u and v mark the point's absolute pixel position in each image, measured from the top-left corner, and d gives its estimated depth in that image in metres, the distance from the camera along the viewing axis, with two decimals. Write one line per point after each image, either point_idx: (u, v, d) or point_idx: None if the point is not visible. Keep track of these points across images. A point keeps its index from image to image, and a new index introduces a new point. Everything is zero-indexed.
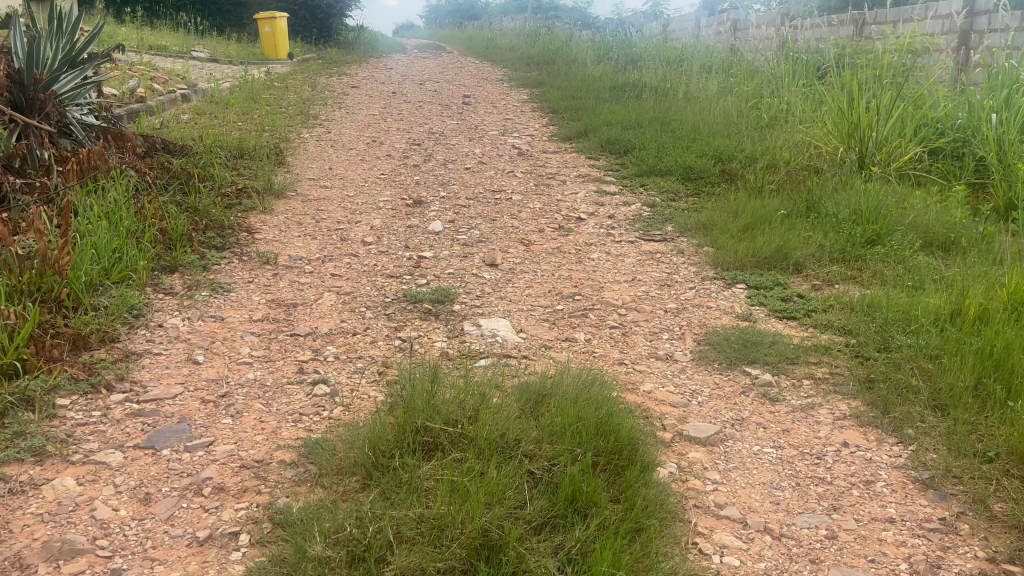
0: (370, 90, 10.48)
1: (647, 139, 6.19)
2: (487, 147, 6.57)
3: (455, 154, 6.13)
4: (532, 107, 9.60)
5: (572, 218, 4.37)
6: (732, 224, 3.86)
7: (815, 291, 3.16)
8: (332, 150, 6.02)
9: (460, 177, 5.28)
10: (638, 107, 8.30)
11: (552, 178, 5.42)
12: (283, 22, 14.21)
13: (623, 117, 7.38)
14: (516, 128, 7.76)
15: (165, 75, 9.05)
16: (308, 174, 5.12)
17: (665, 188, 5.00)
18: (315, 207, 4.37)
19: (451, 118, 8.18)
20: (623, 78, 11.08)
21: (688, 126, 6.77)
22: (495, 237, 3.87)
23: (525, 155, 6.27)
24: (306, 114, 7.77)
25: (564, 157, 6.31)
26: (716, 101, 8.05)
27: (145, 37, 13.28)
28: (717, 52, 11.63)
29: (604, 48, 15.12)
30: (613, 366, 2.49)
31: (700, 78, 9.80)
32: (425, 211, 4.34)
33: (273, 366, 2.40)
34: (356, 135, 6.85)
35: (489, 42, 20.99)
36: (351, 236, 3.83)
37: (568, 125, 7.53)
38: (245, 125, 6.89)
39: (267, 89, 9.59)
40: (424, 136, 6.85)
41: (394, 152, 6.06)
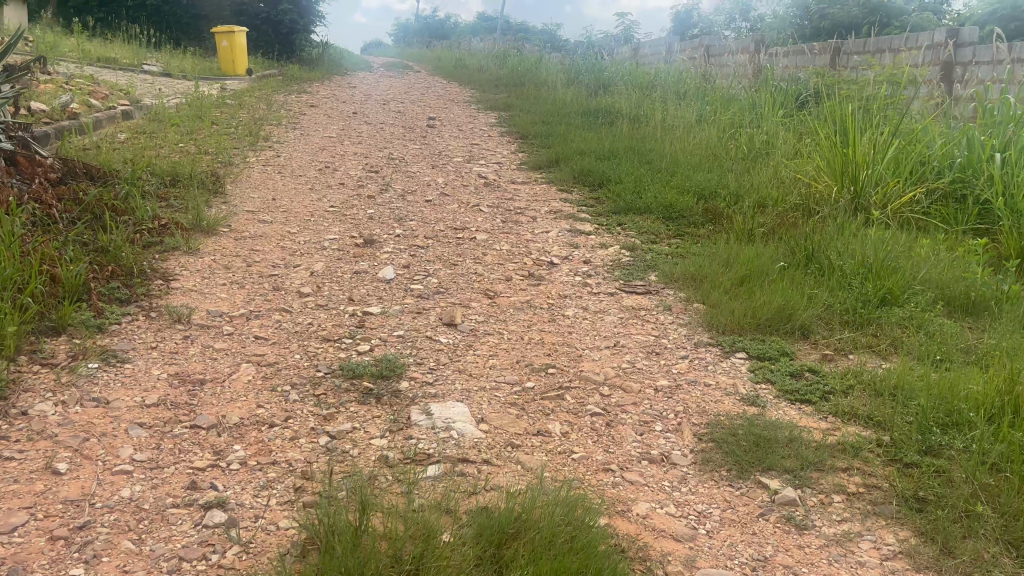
0: (330, 110, 9.96)
1: (623, 172, 5.75)
2: (451, 175, 6.06)
3: (415, 183, 5.61)
4: (501, 132, 9.13)
5: (542, 263, 3.88)
6: (725, 276, 3.41)
7: (827, 367, 2.71)
8: (280, 177, 5.48)
9: (419, 211, 4.77)
10: (612, 135, 7.88)
11: (521, 214, 4.93)
12: (242, 37, 13.66)
13: (596, 147, 6.96)
14: (483, 154, 7.28)
15: (107, 90, 8.44)
16: (247, 206, 4.57)
17: (644, 228, 4.54)
18: (249, 246, 3.81)
19: (414, 142, 7.69)
20: (596, 104, 10.69)
21: (667, 159, 6.35)
22: (456, 286, 3.36)
23: (491, 186, 5.78)
24: (257, 136, 7.21)
25: (533, 189, 5.84)
26: (695, 131, 7.66)
27: (94, 49, 12.64)
28: (693, 77, 11.31)
29: (575, 72, 14.78)
30: (596, 475, 1.98)
31: (676, 105, 9.45)
32: (377, 252, 3.81)
33: (157, 479, 1.86)
34: (308, 159, 6.32)
35: (458, 62, 20.61)
36: (287, 283, 3.29)
37: (538, 154, 7.08)
38: (186, 147, 6.33)
39: (218, 107, 9.03)
40: (382, 163, 6.35)
41: (347, 180, 5.53)
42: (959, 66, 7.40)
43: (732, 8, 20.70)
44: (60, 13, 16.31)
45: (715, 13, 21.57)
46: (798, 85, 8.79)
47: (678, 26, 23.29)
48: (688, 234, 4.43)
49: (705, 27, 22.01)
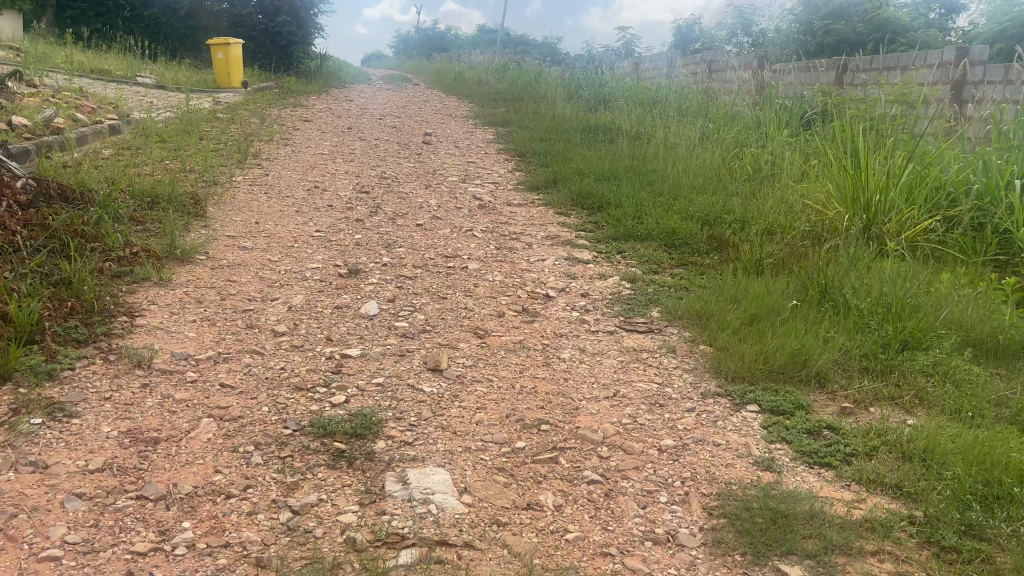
0: (324, 125, 9.76)
1: (624, 195, 5.54)
2: (445, 196, 5.84)
3: (407, 205, 5.39)
4: (498, 149, 8.92)
5: (537, 296, 3.65)
6: (733, 315, 3.19)
7: (847, 422, 2.48)
8: (266, 198, 5.25)
9: (409, 237, 4.54)
10: (613, 154, 7.67)
11: (516, 240, 4.70)
12: (238, 49, 13.46)
13: (596, 167, 6.75)
14: (479, 173, 7.07)
15: (95, 104, 8.21)
16: (229, 231, 4.34)
17: (646, 257, 4.32)
18: (226, 276, 3.58)
19: (408, 160, 7.49)
20: (596, 120, 10.50)
21: (669, 181, 6.13)
22: (443, 324, 3.13)
23: (487, 209, 5.56)
24: (246, 153, 6.98)
25: (530, 211, 5.61)
26: (698, 151, 7.45)
27: (87, 60, 12.44)
28: (695, 94, 11.12)
29: (574, 87, 14.61)
30: (594, 562, 1.74)
31: (677, 123, 9.26)
32: (362, 283, 3.58)
33: (88, 567, 1.61)
34: (298, 178, 6.10)
35: (457, 76, 20.48)
36: (263, 320, 3.06)
37: (536, 174, 6.88)
38: (171, 165, 6.11)
39: (209, 121, 8.81)
40: (374, 182, 6.13)
41: (336, 202, 5.31)
42: (969, 86, 7.21)
43: (734, 23, 20.58)
44: (56, 23, 16.17)
45: (716, 28, 21.45)
46: (803, 103, 8.60)
47: (679, 40, 23.18)
48: (692, 264, 4.21)
49: (705, 42, 21.88)
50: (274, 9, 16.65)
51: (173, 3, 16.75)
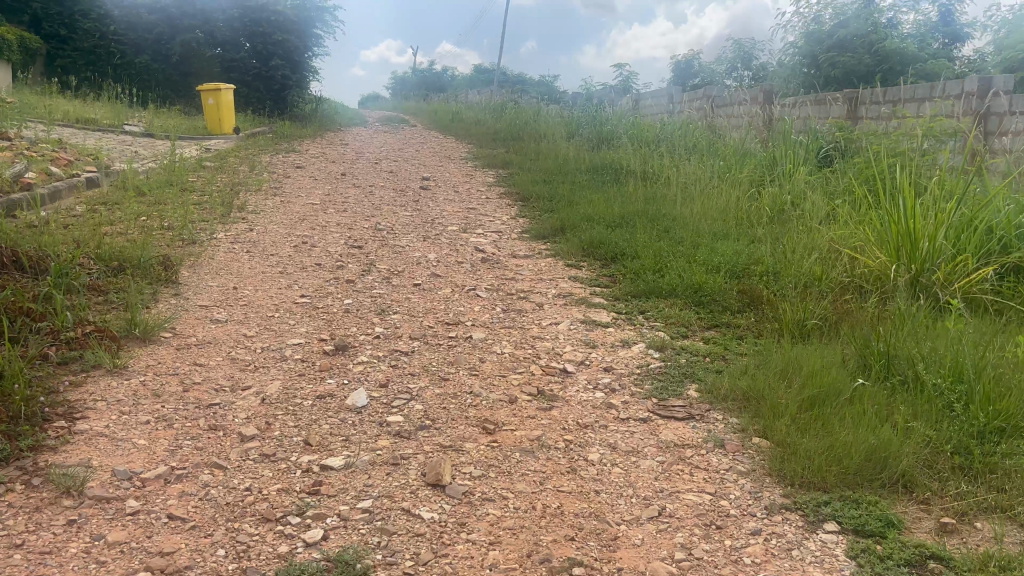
0: (317, 171, 9.35)
1: (639, 244, 5.08)
2: (444, 249, 5.38)
3: (403, 261, 4.93)
4: (500, 193, 8.49)
5: (553, 369, 3.15)
6: (788, 399, 2.69)
7: (954, 547, 1.97)
8: (248, 257, 4.80)
9: (406, 299, 4.07)
10: (623, 198, 7.22)
11: (525, 299, 4.22)
12: (229, 95, 13.16)
13: (605, 213, 6.32)
14: (480, 221, 6.62)
15: (73, 156, 7.81)
16: (202, 300, 3.87)
17: (672, 319, 3.83)
18: (193, 358, 3.09)
19: (404, 208, 7.05)
20: (601, 159, 10.09)
21: (687, 227, 5.68)
22: (446, 416, 2.63)
23: (490, 262, 5.09)
24: (231, 205, 6.54)
25: (537, 264, 5.15)
26: (712, 193, 7.02)
27: (74, 110, 12.11)
28: (702, 132, 10.73)
29: (574, 125, 14.30)
30: None
31: (686, 162, 8.86)
32: (350, 362, 3.09)
33: None
34: (285, 232, 5.65)
35: (455, 116, 20.22)
36: (231, 420, 2.57)
37: (541, 221, 6.44)
38: (148, 221, 5.66)
39: (196, 172, 8.41)
40: (368, 235, 5.67)
41: (325, 260, 4.85)
42: (995, 116, 6.79)
43: (733, 58, 20.38)
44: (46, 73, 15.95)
45: (715, 63, 21.26)
46: (820, 139, 8.17)
47: (678, 76, 23.01)
48: (725, 328, 3.73)
49: (704, 77, 21.69)
50: (268, 53, 16.40)
51: (165, 50, 16.53)
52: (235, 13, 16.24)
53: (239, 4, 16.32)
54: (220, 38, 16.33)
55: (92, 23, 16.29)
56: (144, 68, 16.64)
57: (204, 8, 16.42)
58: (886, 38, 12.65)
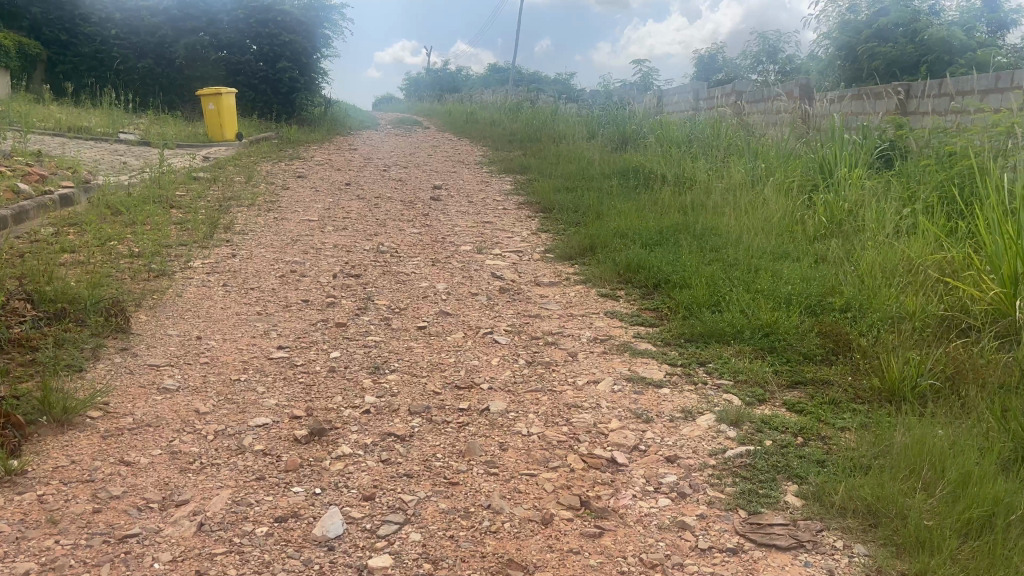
0: (320, 181, 8.63)
1: (686, 267, 4.31)
2: (457, 277, 4.60)
3: (409, 294, 4.15)
4: (518, 203, 7.72)
5: (598, 459, 2.36)
6: (938, 521, 1.89)
7: None
8: (224, 294, 4.03)
9: (407, 350, 3.29)
10: (658, 209, 6.44)
11: (555, 345, 3.43)
12: (230, 99, 12.52)
13: (639, 227, 5.55)
14: (497, 238, 5.86)
15: (50, 170, 7.10)
16: (155, 358, 3.10)
17: (743, 376, 3.05)
18: (120, 452, 2.33)
19: (412, 223, 6.31)
20: (629, 162, 9.29)
21: (739, 245, 4.88)
22: (453, 554, 1.85)
23: (510, 293, 4.30)
24: (216, 224, 5.79)
25: (567, 293, 4.36)
26: (759, 201, 6.20)
27: (67, 119, 11.46)
28: (736, 132, 9.89)
29: (594, 126, 13.54)
30: None
31: (723, 166, 8.08)
32: (327, 459, 2.31)
33: None
34: (273, 258, 4.91)
35: (469, 117, 19.54)
36: (147, 567, 1.80)
37: (567, 238, 5.67)
38: (117, 249, 4.94)
39: (187, 185, 7.71)
40: (368, 260, 4.92)
41: (316, 295, 4.08)
42: None
43: (757, 51, 19.58)
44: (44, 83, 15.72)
45: (739, 57, 20.43)
46: (876, 137, 7.31)
47: (700, 71, 22.18)
48: (811, 390, 2.94)
49: (728, 71, 20.86)
50: (275, 54, 15.56)
51: (168, 54, 15.90)
52: (240, 13, 15.41)
53: (243, 4, 15.47)
54: (225, 40, 15.52)
55: (94, 27, 15.85)
56: (147, 72, 16.00)
57: (208, 8, 15.65)
58: (930, 26, 11.71)
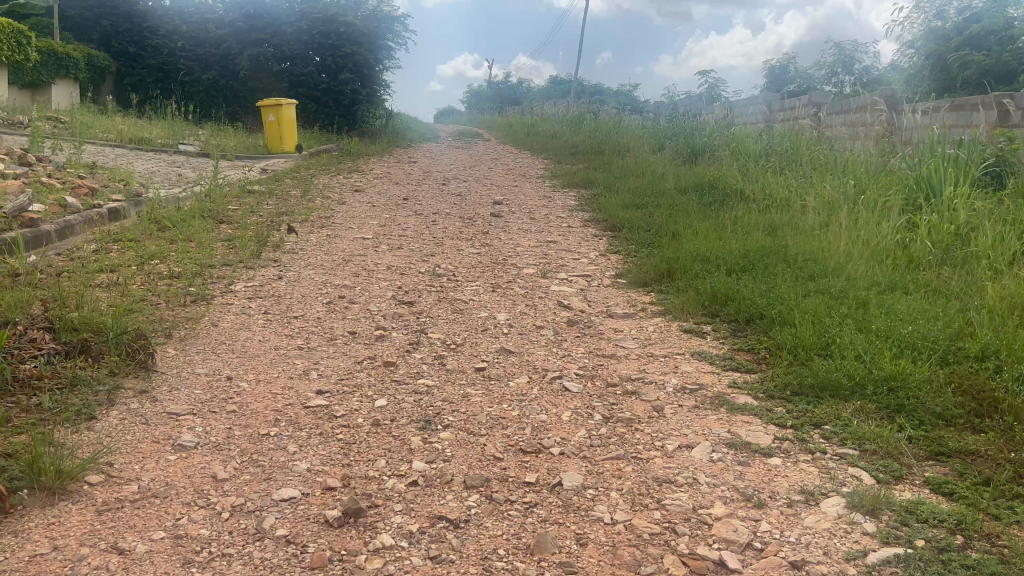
0: (378, 195, 8.27)
1: (783, 302, 3.77)
2: (521, 305, 4.13)
3: (467, 327, 3.69)
4: (584, 220, 7.24)
5: (704, 563, 1.86)
6: None
7: None
8: (264, 324, 3.64)
9: (463, 398, 2.82)
10: (741, 231, 5.89)
11: (636, 396, 2.92)
12: (291, 110, 12.34)
13: (721, 251, 5.03)
14: (562, 261, 5.38)
15: (101, 183, 6.90)
16: (176, 405, 2.69)
17: (872, 446, 2.50)
18: (115, 533, 1.91)
19: (471, 242, 5.87)
20: (702, 177, 8.73)
21: (839, 275, 4.32)
22: None
23: (580, 326, 3.81)
24: (265, 241, 5.44)
25: (644, 328, 3.85)
26: (854, 224, 5.61)
27: (128, 130, 11.42)
28: (817, 147, 9.24)
29: (661, 139, 12.98)
30: None
31: (806, 183, 7.48)
32: (363, 554, 1.85)
33: None
34: (321, 281, 4.51)
35: (531, 128, 19.17)
36: None
37: (641, 262, 5.17)
38: (158, 269, 4.62)
39: (241, 199, 7.43)
40: (423, 285, 4.48)
41: (365, 326, 3.65)
42: None
43: (832, 62, 18.73)
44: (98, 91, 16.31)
45: (813, 67, 19.58)
46: (982, 151, 6.62)
47: (771, 83, 21.36)
48: (960, 465, 2.37)
49: (801, 82, 20.04)
50: (337, 66, 15.25)
51: (232, 65, 15.90)
52: (302, 25, 15.09)
53: (306, 15, 15.14)
54: (288, 51, 15.26)
55: (161, 40, 16.16)
56: (211, 84, 16.06)
57: (272, 20, 15.47)
58: None
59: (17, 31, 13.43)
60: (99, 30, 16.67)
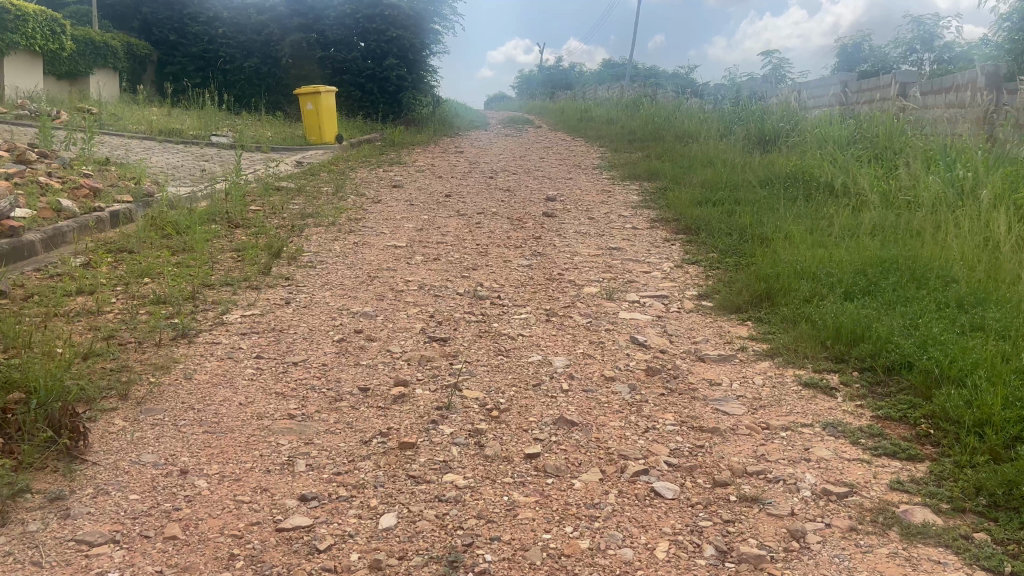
0: (417, 191, 7.44)
1: (939, 345, 2.80)
2: (584, 344, 3.22)
3: (514, 380, 2.80)
4: (650, 219, 6.29)
5: None
6: None
7: None
8: (249, 376, 2.80)
9: (505, 512, 1.94)
10: (844, 239, 4.89)
11: (759, 509, 2.01)
12: (330, 99, 11.59)
13: (830, 268, 4.07)
14: (631, 276, 4.46)
15: (108, 182, 6.20)
16: (93, 526, 1.86)
17: None
18: None
19: (521, 251, 4.99)
20: (783, 168, 7.66)
21: (1000, 303, 3.31)
22: None
23: (663, 377, 2.89)
24: (280, 252, 4.65)
25: (748, 380, 2.91)
26: (990, 228, 4.54)
27: (160, 122, 10.83)
28: (914, 133, 8.10)
29: (727, 124, 11.88)
30: None
31: (910, 176, 6.43)
32: None
33: None
34: (338, 308, 3.68)
35: (585, 114, 18.19)
36: None
37: (728, 279, 4.23)
38: (145, 292, 3.85)
39: (264, 199, 6.69)
40: (461, 313, 3.62)
41: (380, 379, 2.79)
42: None
43: (911, 38, 17.31)
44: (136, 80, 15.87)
45: (889, 45, 18.13)
46: None
47: (843, 62, 19.90)
48: None
49: (876, 61, 18.65)
50: (382, 51, 14.46)
51: (274, 52, 15.25)
52: (347, 9, 14.35)
53: None
54: (332, 37, 14.49)
55: (202, 27, 15.58)
56: (252, 72, 15.44)
57: (314, 4, 14.75)
58: None
59: (52, 20, 12.98)
60: (140, 18, 16.16)
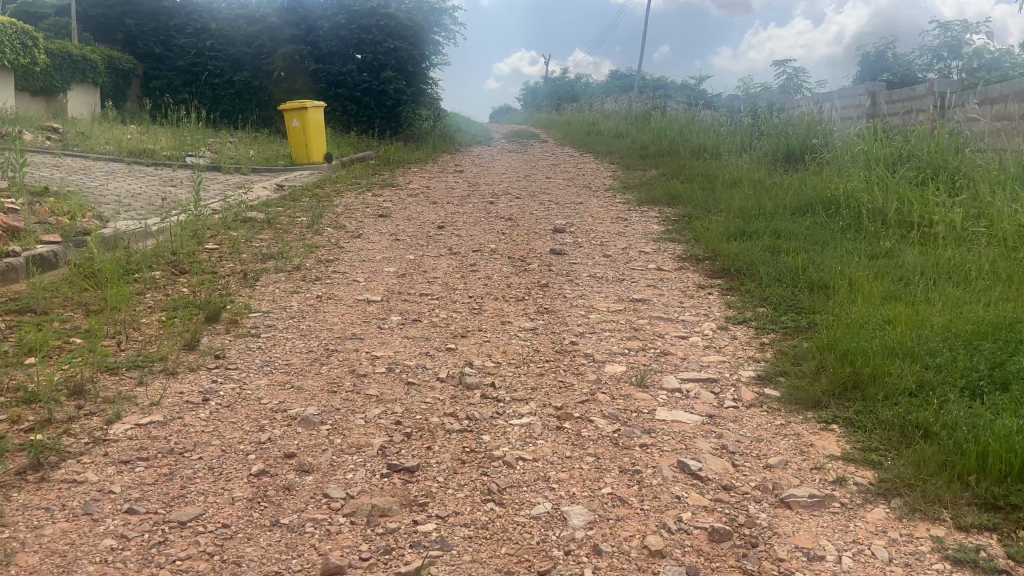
0: (406, 222, 6.48)
1: None
2: (612, 476, 2.23)
3: (509, 561, 1.82)
4: (677, 257, 5.31)
5: None
6: None
7: None
8: (103, 556, 1.82)
9: None
10: (925, 291, 3.90)
11: None
12: (318, 114, 10.66)
13: (929, 338, 3.08)
14: (664, 345, 3.47)
15: (37, 218, 5.24)
16: None
17: None
18: None
19: (522, 307, 4.01)
20: (824, 191, 6.68)
21: None
22: None
23: (737, 550, 1.90)
24: (220, 316, 3.67)
25: (866, 552, 1.91)
26: None
27: (133, 142, 9.90)
28: (969, 151, 7.12)
29: (748, 138, 10.91)
30: None
31: (983, 208, 5.45)
32: None
33: None
34: (274, 407, 2.69)
35: (593, 127, 17.24)
36: None
37: (792, 352, 3.24)
38: (19, 379, 2.86)
39: (226, 235, 5.72)
40: (441, 415, 2.63)
41: (304, 562, 1.81)
42: None
43: (937, 45, 16.30)
44: (119, 95, 14.95)
45: (914, 52, 17.13)
46: None
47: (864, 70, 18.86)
48: None
49: (900, 68, 17.63)
50: (379, 63, 13.49)
51: (264, 65, 14.35)
52: (341, 19, 13.40)
53: (345, 8, 13.44)
54: (325, 48, 13.57)
55: (189, 39, 14.69)
56: (241, 86, 14.53)
57: (307, 14, 13.85)
58: None
59: (24, 32, 12.07)
60: (123, 30, 15.23)
